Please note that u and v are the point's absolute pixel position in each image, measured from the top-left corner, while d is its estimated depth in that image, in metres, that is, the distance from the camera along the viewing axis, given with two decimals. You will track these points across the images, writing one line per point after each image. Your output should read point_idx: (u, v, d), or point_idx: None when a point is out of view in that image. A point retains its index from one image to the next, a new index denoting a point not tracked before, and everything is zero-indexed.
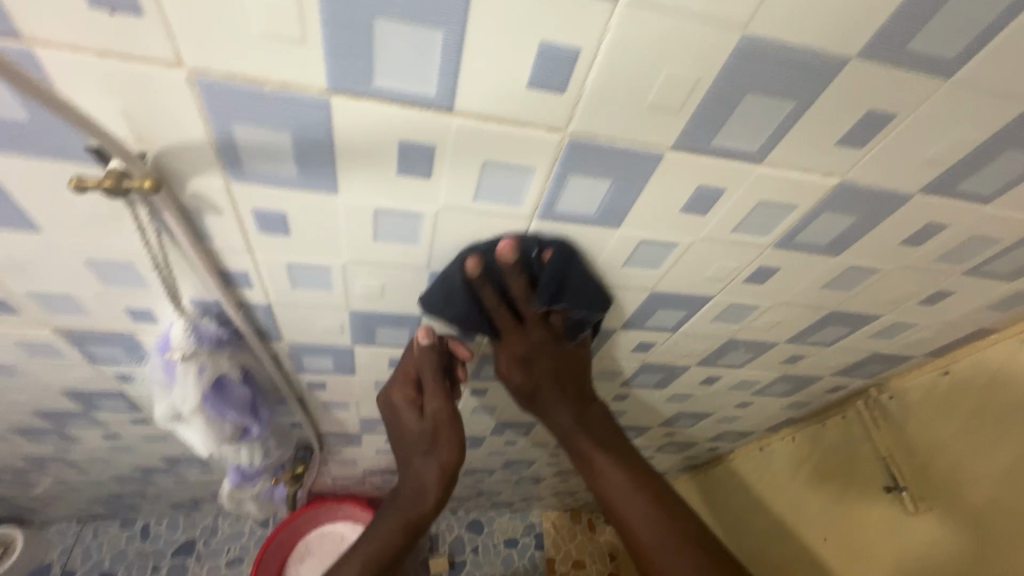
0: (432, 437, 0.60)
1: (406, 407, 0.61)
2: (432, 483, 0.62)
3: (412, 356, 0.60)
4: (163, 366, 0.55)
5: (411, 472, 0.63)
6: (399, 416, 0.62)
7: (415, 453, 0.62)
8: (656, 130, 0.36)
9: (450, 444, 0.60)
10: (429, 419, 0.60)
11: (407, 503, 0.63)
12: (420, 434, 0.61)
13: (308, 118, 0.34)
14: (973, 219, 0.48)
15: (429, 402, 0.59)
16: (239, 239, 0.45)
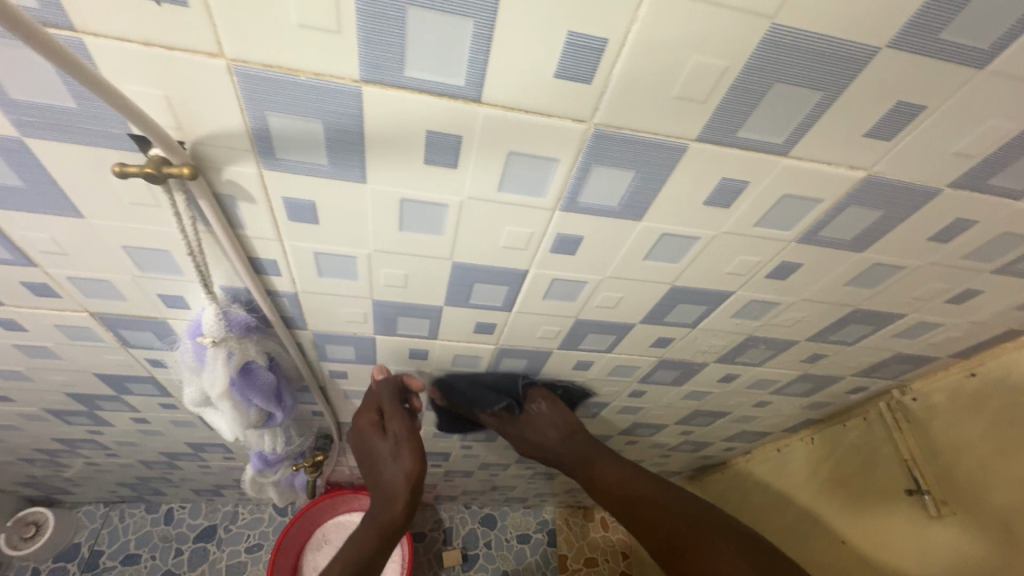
0: (395, 449, 0.70)
1: (369, 430, 0.71)
2: (399, 488, 0.70)
3: (372, 391, 0.73)
4: (193, 351, 0.56)
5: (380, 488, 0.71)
6: (366, 439, 0.72)
7: (383, 468, 0.71)
8: (682, 120, 0.37)
9: (413, 452, 0.70)
10: (393, 434, 0.70)
11: (379, 512, 0.70)
12: (385, 449, 0.71)
13: (340, 106, 0.35)
14: (1004, 215, 0.47)
15: (387, 419, 0.70)
16: (270, 227, 0.46)
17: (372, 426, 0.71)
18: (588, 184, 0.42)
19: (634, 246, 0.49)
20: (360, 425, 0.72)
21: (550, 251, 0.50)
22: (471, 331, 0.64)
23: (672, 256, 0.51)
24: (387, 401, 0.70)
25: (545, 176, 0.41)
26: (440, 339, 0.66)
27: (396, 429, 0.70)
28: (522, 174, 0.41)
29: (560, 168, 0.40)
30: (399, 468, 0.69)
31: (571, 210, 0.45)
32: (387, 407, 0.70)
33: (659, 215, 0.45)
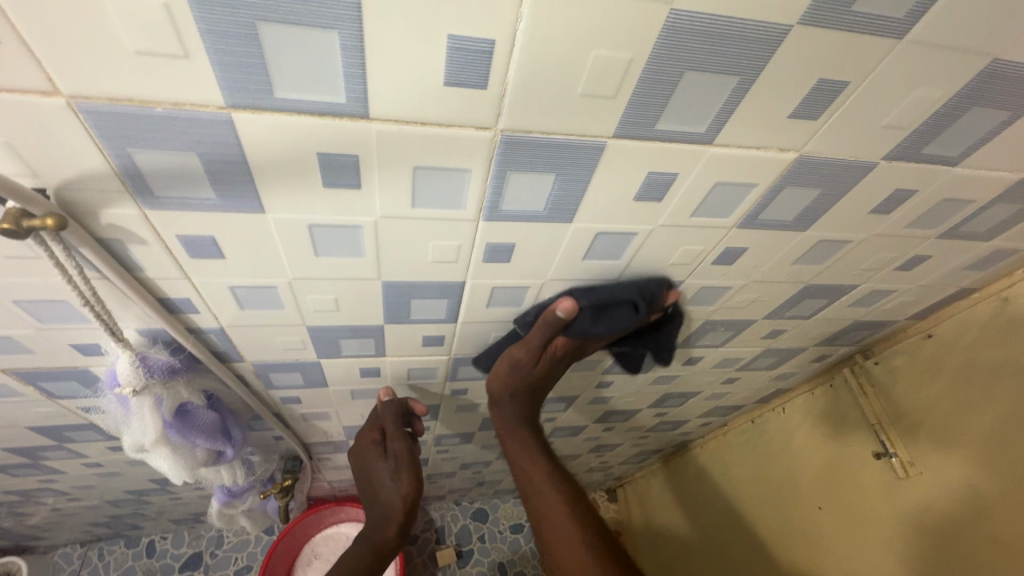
0: (394, 470, 0.66)
1: (370, 450, 0.67)
2: (395, 509, 0.67)
3: (376, 411, 0.69)
4: (117, 401, 0.52)
5: (373, 506, 0.69)
6: (366, 459, 0.68)
7: (379, 488, 0.68)
8: (595, 119, 0.34)
9: (409, 479, 0.66)
10: (391, 456, 0.66)
11: (374, 530, 0.70)
12: (382, 471, 0.67)
13: (214, 136, 0.31)
14: (944, 181, 0.45)
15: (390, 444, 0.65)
16: (173, 266, 0.42)
17: (374, 446, 0.67)
18: (508, 192, 0.39)
19: (570, 248, 0.47)
20: (362, 444, 0.68)
21: (483, 261, 0.47)
22: (420, 345, 0.61)
23: (612, 253, 0.48)
24: (389, 423, 0.66)
25: (460, 188, 0.38)
26: (390, 356, 0.63)
27: (397, 451, 0.66)
28: (434, 188, 0.38)
29: (474, 178, 0.37)
30: (396, 492, 0.66)
31: (496, 219, 0.42)
32: (390, 432, 0.66)
33: (591, 215, 0.43)
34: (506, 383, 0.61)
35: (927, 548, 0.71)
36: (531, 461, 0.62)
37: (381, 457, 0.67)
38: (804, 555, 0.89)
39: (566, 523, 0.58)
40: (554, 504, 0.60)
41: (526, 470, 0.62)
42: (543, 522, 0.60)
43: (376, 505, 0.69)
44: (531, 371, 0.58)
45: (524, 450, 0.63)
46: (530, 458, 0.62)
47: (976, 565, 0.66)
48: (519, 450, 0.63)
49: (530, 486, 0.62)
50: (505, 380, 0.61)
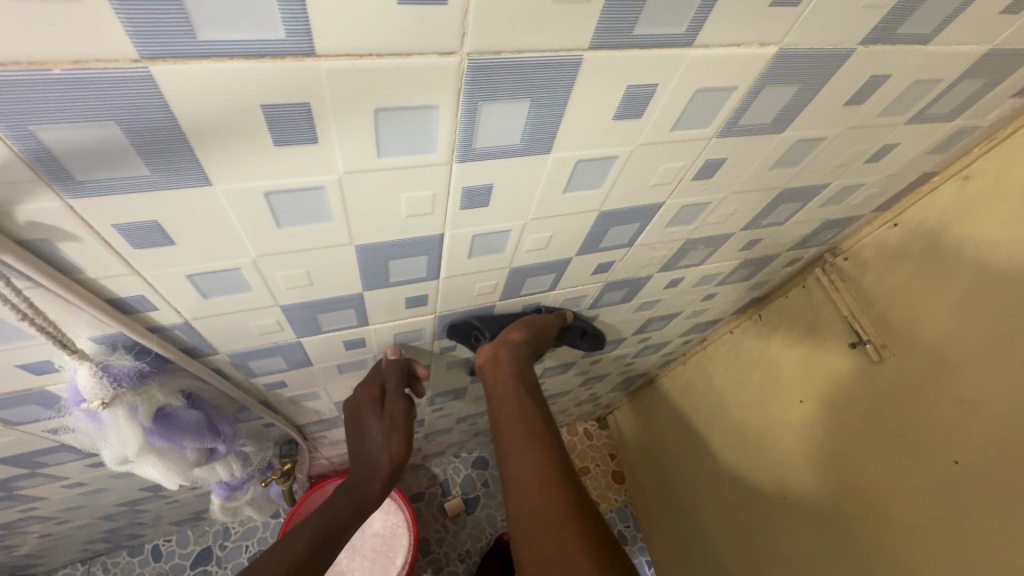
0: (388, 428, 0.67)
1: (366, 407, 0.67)
2: (380, 466, 0.67)
3: (376, 373, 0.70)
4: (86, 416, 0.48)
5: (359, 463, 0.68)
6: (360, 415, 0.67)
7: (366, 443, 0.68)
8: (570, 30, 0.31)
9: (401, 437, 0.67)
10: (388, 416, 0.66)
11: (357, 480, 0.67)
12: (373, 427, 0.67)
13: (134, 98, 0.27)
14: (916, 62, 0.44)
15: (389, 405, 0.65)
16: (117, 261, 0.37)
17: (371, 404, 0.67)
18: (481, 127, 0.36)
19: (550, 181, 0.44)
20: (356, 401, 0.67)
21: (460, 208, 0.44)
22: (404, 308, 0.59)
23: (593, 182, 0.46)
24: (393, 384, 0.66)
25: (427, 128, 0.34)
26: (373, 324, 0.60)
27: (395, 410, 0.66)
28: (400, 132, 0.34)
29: (442, 116, 0.34)
30: (386, 449, 0.67)
31: (470, 160, 0.39)
32: (393, 391, 0.66)
33: (569, 142, 0.40)
34: (510, 344, 0.66)
35: (896, 415, 0.76)
36: (516, 425, 0.60)
37: (377, 416, 0.67)
38: (785, 445, 0.95)
39: (540, 495, 0.53)
40: (530, 471, 0.55)
41: (507, 435, 0.60)
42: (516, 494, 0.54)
43: (360, 460, 0.69)
44: (529, 351, 0.67)
45: (512, 413, 0.62)
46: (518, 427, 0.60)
47: (940, 423, 0.71)
48: (507, 415, 0.62)
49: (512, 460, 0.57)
50: (515, 341, 0.66)
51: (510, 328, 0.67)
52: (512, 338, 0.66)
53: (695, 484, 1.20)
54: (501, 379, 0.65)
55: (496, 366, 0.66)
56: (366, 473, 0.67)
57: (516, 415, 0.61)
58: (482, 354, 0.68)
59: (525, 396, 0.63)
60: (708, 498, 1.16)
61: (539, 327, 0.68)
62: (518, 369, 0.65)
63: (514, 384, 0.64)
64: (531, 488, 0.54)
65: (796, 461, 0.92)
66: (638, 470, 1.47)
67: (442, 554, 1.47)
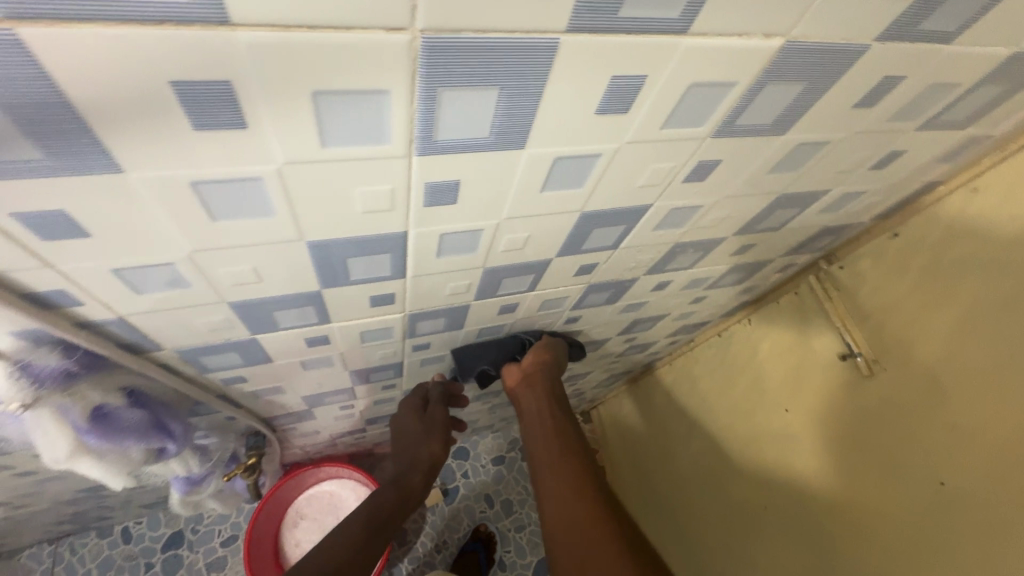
0: (429, 430, 0.73)
1: (411, 414, 0.75)
2: (422, 464, 0.71)
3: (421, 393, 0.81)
4: (9, 417, 0.44)
5: (400, 464, 0.71)
6: (405, 422, 0.75)
7: (408, 445, 0.73)
8: (542, 9, 0.26)
9: (440, 436, 0.73)
10: (429, 419, 0.74)
11: (401, 476, 0.69)
12: (415, 428, 0.74)
13: (3, 66, 0.22)
14: (934, 63, 0.40)
15: (431, 409, 0.75)
16: (24, 253, 0.33)
17: (414, 411, 0.76)
18: (442, 117, 0.31)
19: (525, 179, 0.40)
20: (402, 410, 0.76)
21: (425, 205, 0.39)
22: (369, 307, 0.54)
23: (575, 181, 0.42)
24: (435, 394, 0.77)
25: (378, 115, 0.30)
26: (336, 321, 0.56)
27: (436, 415, 0.75)
28: (347, 119, 0.29)
29: (396, 102, 0.29)
30: (428, 447, 0.72)
31: (432, 153, 0.34)
32: (435, 400, 0.77)
33: (546, 136, 0.35)
34: (540, 364, 0.72)
35: (885, 430, 0.74)
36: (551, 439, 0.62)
37: (419, 419, 0.74)
38: (768, 453, 0.93)
39: (579, 501, 0.53)
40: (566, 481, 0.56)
41: (541, 447, 0.61)
42: (551, 502, 0.55)
43: (404, 458, 0.72)
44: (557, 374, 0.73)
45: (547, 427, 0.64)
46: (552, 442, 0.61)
47: (930, 441, 0.68)
48: (543, 427, 0.64)
49: (546, 472, 0.58)
50: (542, 362, 0.72)
51: (537, 351, 0.73)
52: (540, 358, 0.72)
53: (676, 486, 1.18)
54: (532, 396, 0.69)
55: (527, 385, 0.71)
56: (407, 471, 0.70)
57: (549, 427, 0.64)
58: (511, 377, 0.73)
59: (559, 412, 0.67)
60: (688, 501, 1.14)
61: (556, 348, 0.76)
62: (549, 388, 0.69)
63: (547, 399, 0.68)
64: (566, 497, 0.54)
65: (779, 469, 0.90)
66: (619, 467, 1.45)
67: (419, 544, 1.45)
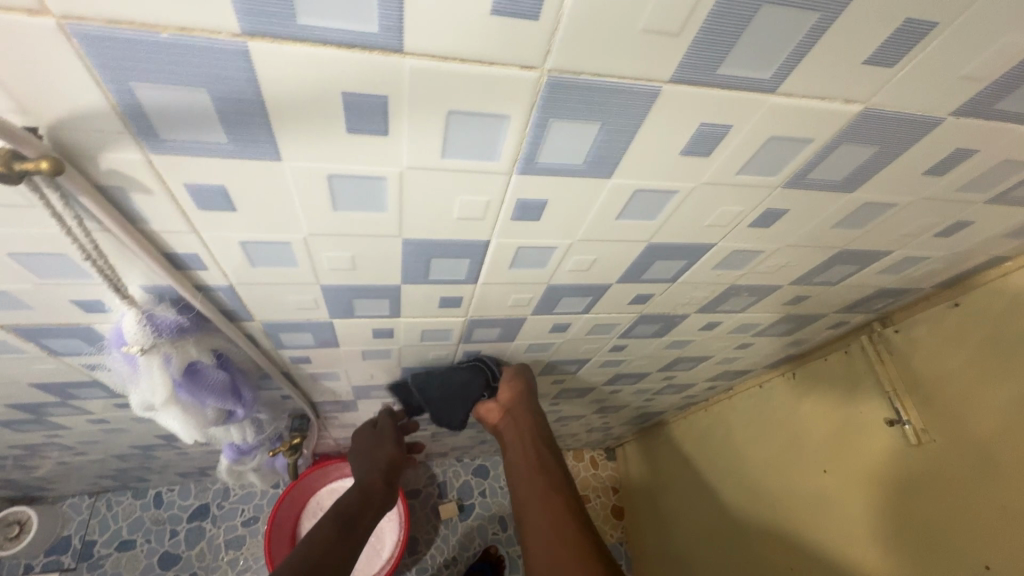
0: (381, 438, 0.84)
1: (365, 433, 0.85)
2: (378, 472, 0.80)
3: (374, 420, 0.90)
4: (124, 360, 0.50)
5: (362, 471, 0.81)
6: (360, 439, 0.85)
7: (365, 461, 0.82)
8: (653, 61, 0.30)
9: (393, 440, 0.83)
10: (381, 429, 0.85)
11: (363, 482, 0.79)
12: (369, 437, 0.84)
13: (226, 68, 0.28)
14: (1007, 141, 0.42)
15: (382, 422, 0.86)
16: (179, 219, 0.39)
17: (367, 427, 0.86)
18: (546, 143, 0.36)
19: (605, 206, 0.44)
20: (359, 429, 0.87)
21: (512, 218, 0.44)
22: (436, 307, 0.59)
23: (648, 213, 0.46)
24: (385, 417, 0.87)
25: (495, 136, 0.35)
26: (404, 317, 0.61)
27: (386, 427, 0.85)
28: (467, 136, 0.34)
29: (512, 126, 0.34)
30: (384, 450, 0.82)
31: (530, 173, 0.39)
32: (385, 417, 0.87)
33: (631, 169, 0.39)
34: (518, 395, 0.74)
35: (931, 505, 0.72)
36: (538, 477, 0.66)
37: (372, 430, 0.85)
38: (802, 514, 0.91)
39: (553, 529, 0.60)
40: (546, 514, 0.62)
41: (526, 481, 0.66)
42: (531, 525, 0.62)
43: (364, 471, 0.81)
44: (536, 402, 0.75)
45: (527, 459, 0.69)
46: (533, 475, 0.67)
47: (977, 521, 0.66)
48: (526, 462, 0.69)
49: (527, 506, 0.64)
50: (517, 394, 0.74)
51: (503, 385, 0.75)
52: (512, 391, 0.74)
53: (700, 535, 1.17)
54: (512, 426, 0.73)
55: (508, 417, 0.74)
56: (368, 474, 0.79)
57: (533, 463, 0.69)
58: (491, 412, 0.77)
59: (538, 442, 0.71)
60: (712, 551, 1.13)
61: (525, 377, 0.76)
62: (530, 419, 0.72)
63: (526, 426, 0.72)
64: (544, 523, 0.61)
65: (814, 530, 0.88)
66: (640, 509, 1.43)
67: (429, 556, 1.46)
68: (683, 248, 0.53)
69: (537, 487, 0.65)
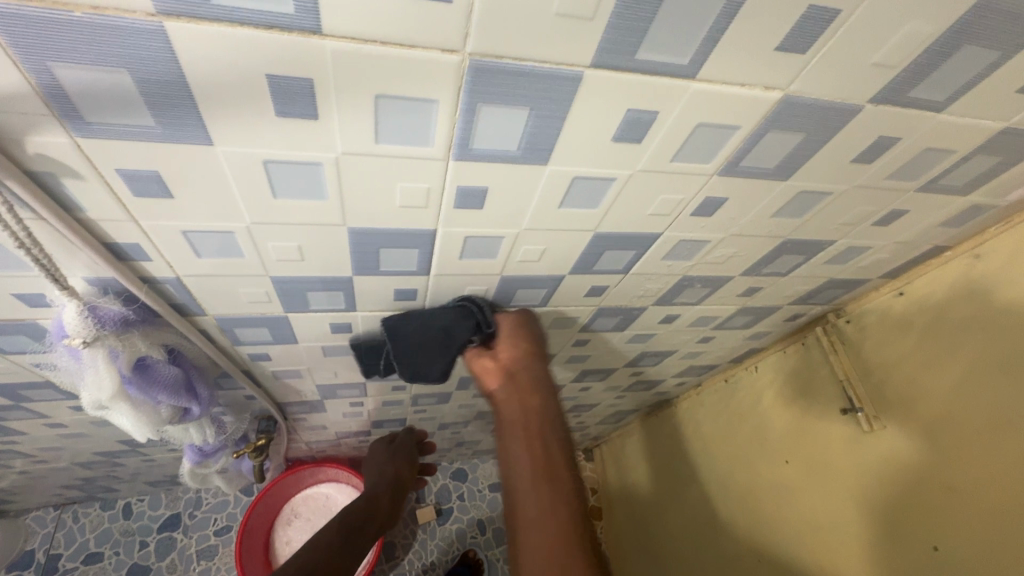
0: (395, 453, 0.87)
1: (378, 446, 0.88)
2: (384, 486, 0.81)
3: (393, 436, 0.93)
4: (68, 354, 0.49)
5: (372, 482, 0.83)
6: (373, 451, 0.88)
7: (375, 470, 0.84)
8: (571, 45, 0.31)
9: (405, 458, 0.86)
10: (396, 445, 0.88)
11: (371, 492, 0.80)
12: (383, 450, 0.87)
13: (146, 50, 0.28)
14: (927, 128, 0.44)
15: (399, 439, 0.89)
16: (116, 208, 0.39)
17: (383, 440, 0.89)
18: (479, 128, 0.37)
19: (546, 194, 0.45)
20: (373, 443, 0.90)
21: (455, 206, 0.45)
22: (392, 299, 0.59)
23: (590, 201, 0.47)
24: (403, 434, 0.90)
25: (426, 121, 0.35)
26: (361, 310, 0.61)
27: (402, 443, 0.88)
28: (398, 121, 0.35)
29: (442, 111, 0.35)
30: (395, 466, 0.84)
31: (467, 159, 0.39)
32: (403, 434, 0.90)
33: (565, 156, 0.41)
34: (522, 358, 0.58)
35: (886, 492, 0.73)
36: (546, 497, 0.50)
37: (386, 444, 0.88)
38: (767, 506, 0.92)
39: None
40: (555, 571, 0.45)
41: (535, 508, 0.49)
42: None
43: (372, 480, 0.82)
44: (545, 364, 0.59)
45: (535, 458, 0.52)
46: (544, 492, 0.50)
47: (931, 505, 0.68)
48: (535, 469, 0.51)
49: (529, 522, 0.49)
50: (518, 354, 0.59)
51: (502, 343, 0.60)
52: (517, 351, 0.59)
53: (673, 531, 1.17)
54: (518, 398, 0.56)
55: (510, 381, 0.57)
56: (376, 486, 0.81)
57: (543, 478, 0.51)
58: (486, 368, 0.59)
59: (549, 434, 0.53)
60: (684, 546, 1.13)
61: (531, 328, 0.61)
62: (544, 392, 0.56)
63: (536, 403, 0.55)
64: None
65: (778, 522, 0.90)
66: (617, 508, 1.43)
67: (406, 561, 1.44)
68: (631, 237, 0.54)
69: (547, 511, 0.49)
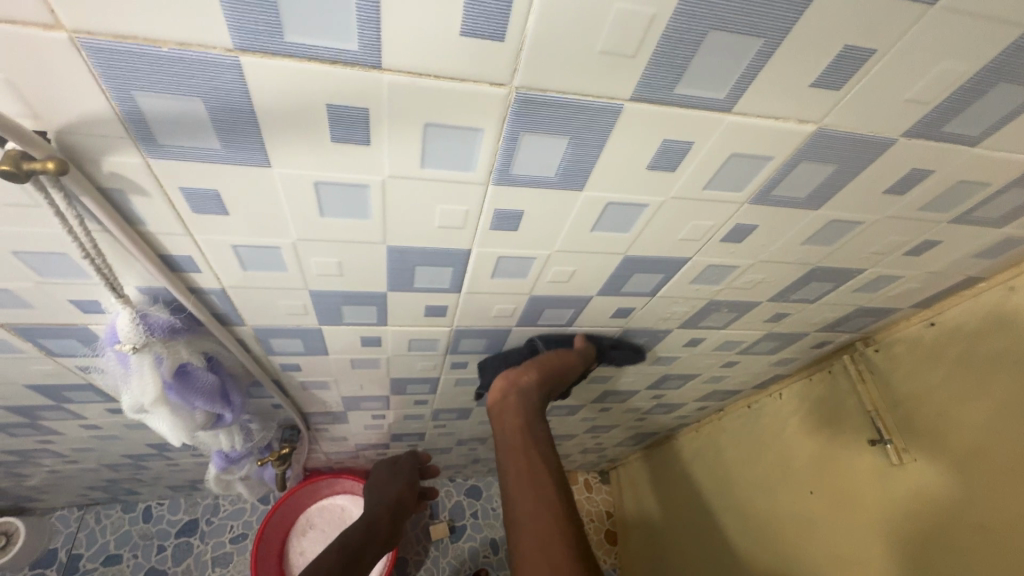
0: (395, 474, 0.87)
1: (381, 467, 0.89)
2: (383, 509, 0.82)
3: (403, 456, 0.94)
4: (116, 359, 0.51)
5: (371, 505, 0.83)
6: (378, 471, 0.89)
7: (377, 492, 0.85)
8: (613, 80, 0.33)
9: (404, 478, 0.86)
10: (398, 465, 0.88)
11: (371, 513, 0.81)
12: (385, 472, 0.88)
13: (223, 81, 0.31)
14: (960, 161, 0.44)
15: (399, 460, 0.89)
16: (174, 222, 0.41)
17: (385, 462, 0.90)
18: (519, 154, 0.38)
19: (580, 217, 0.46)
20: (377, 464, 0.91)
21: (490, 228, 0.46)
22: (423, 315, 0.61)
23: (622, 226, 0.48)
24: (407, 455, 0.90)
25: (470, 150, 0.37)
26: (392, 325, 0.63)
27: (403, 463, 0.89)
28: (444, 148, 0.37)
29: (485, 139, 0.37)
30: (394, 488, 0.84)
31: (506, 184, 0.41)
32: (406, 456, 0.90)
33: (601, 183, 0.42)
34: (533, 384, 0.66)
35: (914, 529, 0.71)
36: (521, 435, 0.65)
37: (387, 465, 0.89)
38: (791, 538, 0.90)
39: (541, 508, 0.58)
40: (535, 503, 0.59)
41: (516, 484, 0.61)
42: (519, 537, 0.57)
43: (373, 502, 0.83)
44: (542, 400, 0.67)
45: (525, 467, 0.62)
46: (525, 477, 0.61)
47: (961, 545, 0.66)
48: (521, 465, 0.62)
49: (518, 506, 0.60)
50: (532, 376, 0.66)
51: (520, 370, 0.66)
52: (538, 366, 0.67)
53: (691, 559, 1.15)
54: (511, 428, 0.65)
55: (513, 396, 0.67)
56: (375, 510, 0.81)
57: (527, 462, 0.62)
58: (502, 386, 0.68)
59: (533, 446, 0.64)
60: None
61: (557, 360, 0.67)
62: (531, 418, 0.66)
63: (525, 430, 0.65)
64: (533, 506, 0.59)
65: (802, 556, 0.87)
66: (633, 533, 1.40)
67: None
68: (660, 261, 0.55)
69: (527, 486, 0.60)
